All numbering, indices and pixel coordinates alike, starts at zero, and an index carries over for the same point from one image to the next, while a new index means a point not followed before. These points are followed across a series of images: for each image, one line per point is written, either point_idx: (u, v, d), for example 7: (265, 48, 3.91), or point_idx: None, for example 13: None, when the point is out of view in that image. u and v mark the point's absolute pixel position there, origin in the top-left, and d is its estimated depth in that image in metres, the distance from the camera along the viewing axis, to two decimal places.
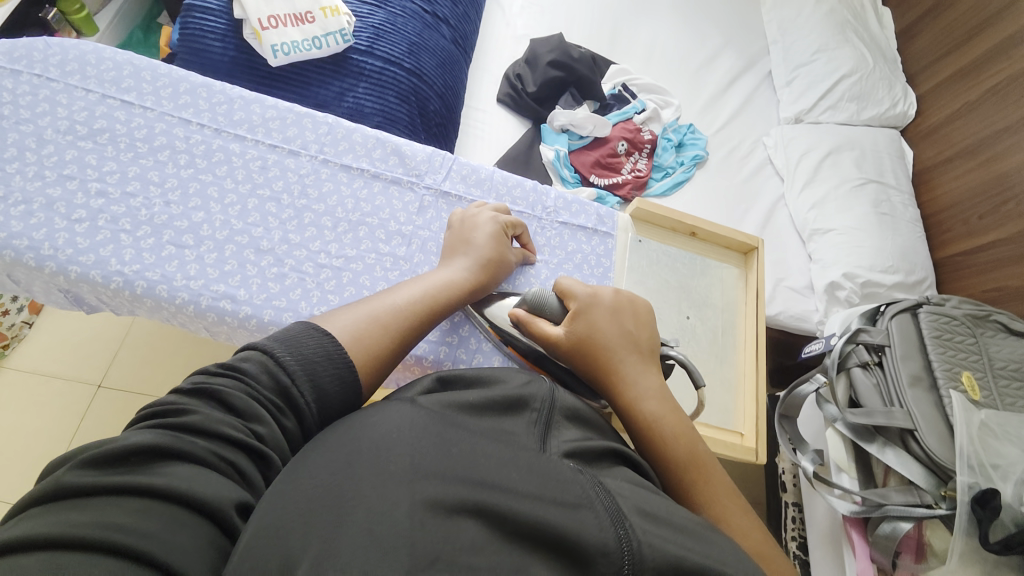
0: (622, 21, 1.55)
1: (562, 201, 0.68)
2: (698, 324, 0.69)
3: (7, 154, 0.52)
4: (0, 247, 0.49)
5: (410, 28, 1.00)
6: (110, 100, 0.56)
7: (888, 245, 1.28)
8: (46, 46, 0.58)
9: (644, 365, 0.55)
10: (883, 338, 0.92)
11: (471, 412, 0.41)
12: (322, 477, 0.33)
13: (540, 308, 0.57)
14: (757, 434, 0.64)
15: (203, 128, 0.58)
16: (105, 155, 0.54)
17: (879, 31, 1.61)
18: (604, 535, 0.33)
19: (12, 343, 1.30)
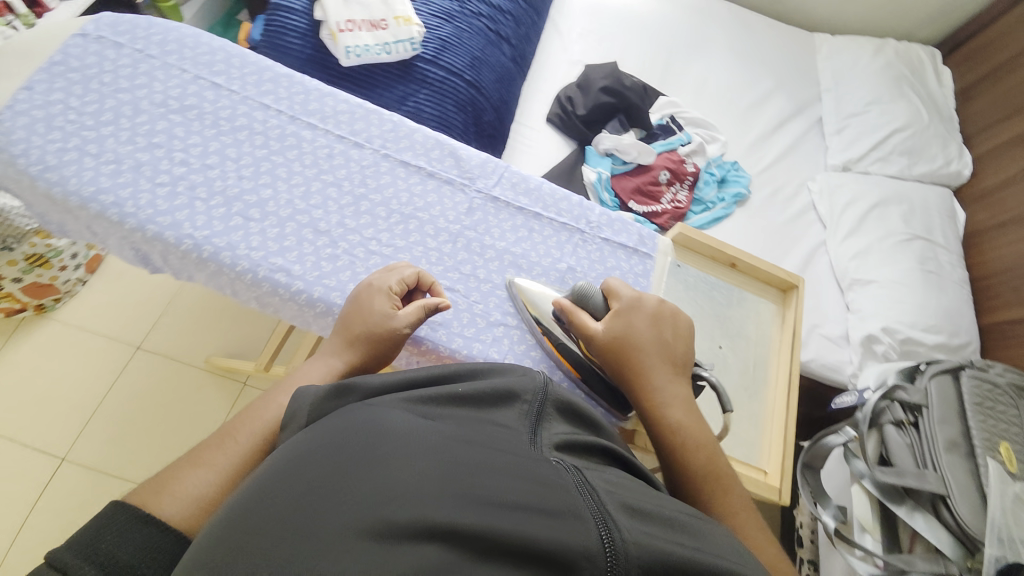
0: (676, 56, 1.58)
1: (607, 218, 0.68)
2: (730, 354, 0.69)
3: (106, 118, 0.57)
4: (89, 200, 0.53)
5: (474, 43, 1.05)
6: (201, 81, 0.61)
7: (931, 304, 1.24)
8: (151, 26, 0.63)
9: (673, 375, 0.56)
10: (920, 398, 0.89)
11: (454, 416, 0.41)
12: (299, 483, 0.33)
13: (584, 301, 0.58)
14: (781, 473, 0.62)
15: (280, 114, 0.62)
16: (191, 128, 0.59)
17: (938, 88, 1.59)
18: (590, 539, 0.31)
19: (65, 298, 1.39)
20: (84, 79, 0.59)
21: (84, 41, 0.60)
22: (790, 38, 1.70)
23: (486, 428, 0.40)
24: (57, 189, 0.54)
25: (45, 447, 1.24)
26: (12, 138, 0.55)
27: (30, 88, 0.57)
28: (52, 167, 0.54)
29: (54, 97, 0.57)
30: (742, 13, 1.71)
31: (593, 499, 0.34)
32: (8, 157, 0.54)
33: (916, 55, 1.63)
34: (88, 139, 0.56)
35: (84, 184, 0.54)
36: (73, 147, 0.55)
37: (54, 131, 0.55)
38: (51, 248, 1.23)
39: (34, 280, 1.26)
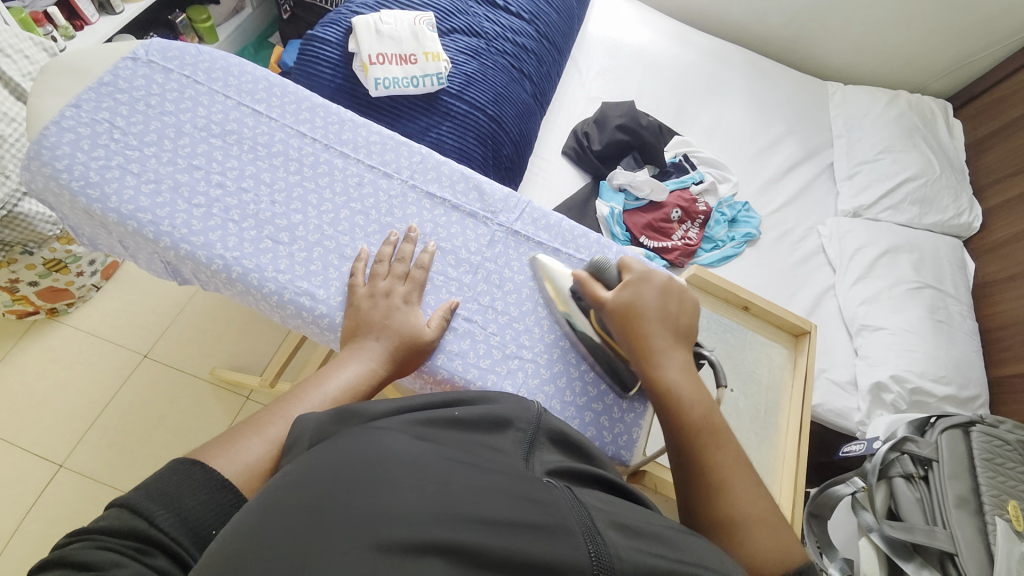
0: (690, 98, 1.63)
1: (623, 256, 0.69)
2: (741, 398, 0.69)
3: (149, 138, 0.59)
4: (127, 217, 0.55)
5: (498, 79, 1.09)
6: (242, 108, 0.64)
7: (942, 354, 1.24)
8: (198, 53, 0.66)
9: (676, 341, 0.58)
10: (931, 452, 0.86)
11: (447, 436, 0.41)
12: (293, 495, 0.33)
13: (599, 273, 0.60)
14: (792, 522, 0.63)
15: (315, 143, 0.64)
16: (229, 152, 0.61)
17: (949, 141, 1.62)
18: (580, 555, 0.32)
19: (77, 303, 1.40)
20: (131, 99, 0.61)
21: (134, 64, 0.63)
22: (802, 86, 1.75)
23: (478, 451, 0.40)
24: (96, 205, 0.55)
25: (44, 452, 1.24)
26: (58, 154, 0.57)
27: (78, 106, 0.59)
28: (94, 183, 0.56)
29: (100, 116, 0.59)
30: (756, 60, 1.77)
31: (585, 515, 0.35)
32: (51, 172, 0.56)
33: (927, 107, 1.67)
34: (130, 158, 0.58)
35: (123, 201, 0.56)
36: (115, 165, 0.57)
37: (98, 149, 0.57)
38: (71, 254, 1.24)
39: (50, 284, 1.26)
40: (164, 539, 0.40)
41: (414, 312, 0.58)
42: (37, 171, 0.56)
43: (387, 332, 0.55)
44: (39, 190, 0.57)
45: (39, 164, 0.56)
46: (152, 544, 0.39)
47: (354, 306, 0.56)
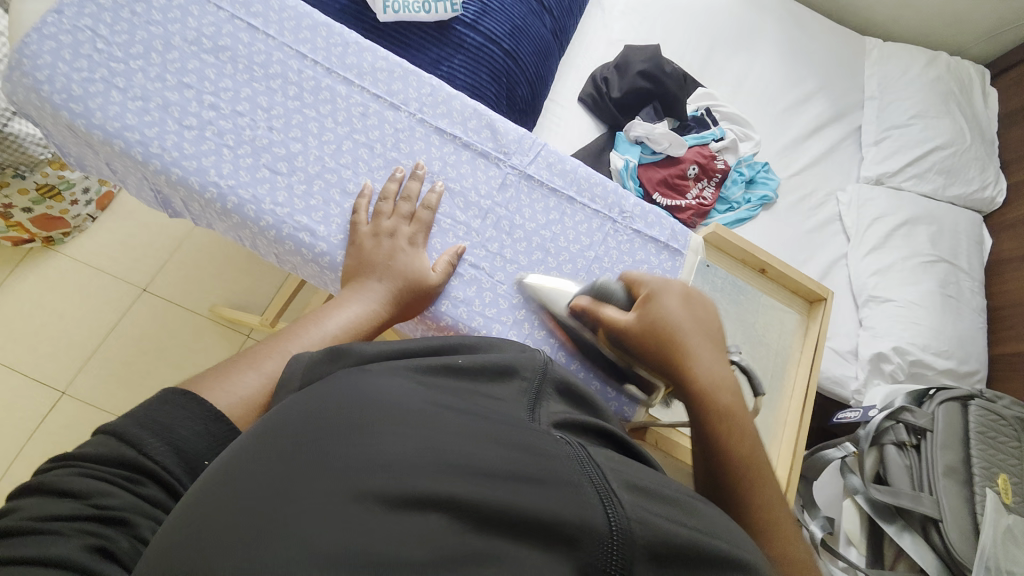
0: (719, 46, 1.52)
1: (640, 208, 0.66)
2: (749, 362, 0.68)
3: (135, 51, 0.54)
4: (113, 135, 0.51)
5: (516, 11, 1.00)
6: (237, 22, 0.58)
7: (947, 329, 1.23)
8: None
9: (711, 352, 0.54)
10: (926, 422, 0.87)
11: (447, 383, 0.40)
12: (285, 435, 0.32)
13: (607, 296, 0.56)
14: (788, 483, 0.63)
15: (316, 66, 0.59)
16: (224, 71, 0.56)
17: (984, 109, 1.53)
18: (587, 513, 0.30)
19: (73, 233, 1.37)
20: (115, 6, 0.55)
21: None
22: (839, 39, 1.63)
23: (479, 401, 0.39)
24: (79, 120, 0.51)
25: (47, 379, 1.26)
26: (37, 63, 0.52)
27: (57, 10, 0.54)
28: (77, 97, 0.51)
29: (82, 23, 0.54)
30: (792, 7, 1.64)
31: (594, 471, 0.33)
32: (31, 83, 0.52)
33: (966, 72, 1.57)
34: (114, 71, 0.53)
35: (108, 118, 0.51)
36: (99, 78, 0.52)
37: (80, 59, 0.53)
38: (63, 180, 1.21)
39: (44, 212, 1.24)
40: (156, 469, 0.39)
41: (420, 255, 0.55)
42: (16, 81, 0.52)
43: (391, 273, 0.52)
44: (20, 102, 0.53)
45: (17, 73, 0.52)
46: (143, 473, 0.38)
47: (356, 244, 0.53)
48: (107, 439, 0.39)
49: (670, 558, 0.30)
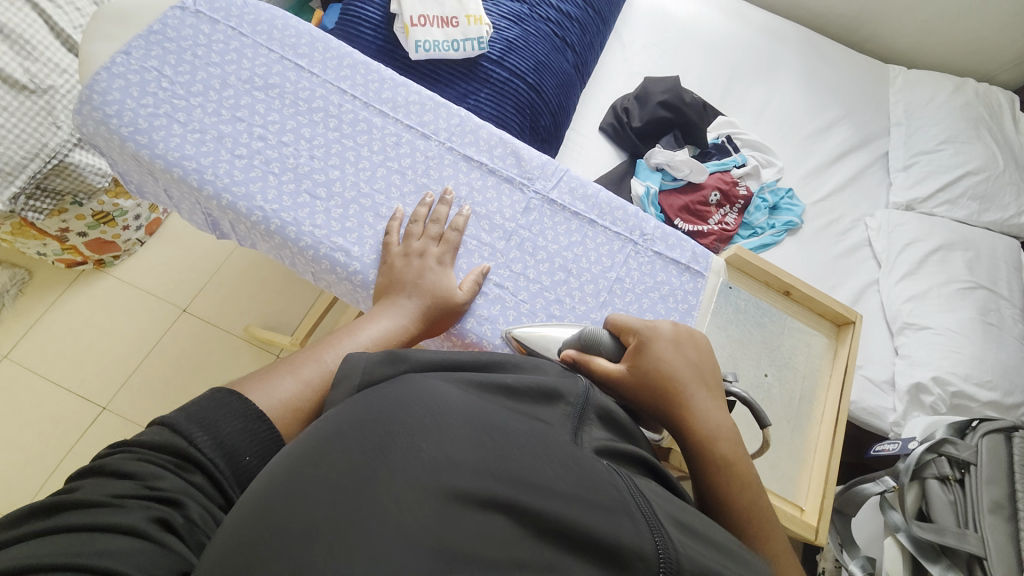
0: (738, 76, 1.55)
1: (661, 231, 0.67)
2: (776, 385, 0.67)
3: (195, 88, 0.60)
4: (173, 164, 0.56)
5: (539, 47, 1.06)
6: (285, 62, 0.64)
7: (990, 359, 1.17)
8: (244, 6, 0.66)
9: (706, 399, 0.53)
10: (969, 454, 0.82)
11: (497, 398, 0.41)
12: (348, 436, 0.33)
13: (597, 346, 0.54)
14: (819, 512, 0.60)
15: (354, 100, 0.64)
16: (272, 105, 0.61)
17: (1016, 135, 1.50)
18: (644, 542, 0.32)
19: (123, 256, 1.47)
20: (178, 49, 0.61)
21: (182, 14, 0.63)
22: (860, 67, 1.64)
23: (531, 417, 0.40)
24: (144, 150, 0.57)
25: (90, 394, 1.32)
26: (108, 99, 0.58)
27: (127, 52, 0.60)
28: (143, 130, 0.57)
29: (149, 64, 0.60)
30: (812, 38, 1.66)
31: (647, 506, 0.35)
32: (101, 117, 0.57)
33: (995, 97, 1.55)
34: (177, 107, 0.58)
35: (169, 149, 0.57)
36: (163, 112, 0.58)
37: (147, 96, 0.58)
38: (118, 207, 1.29)
39: (98, 235, 1.32)
40: (202, 459, 0.42)
41: (445, 272, 0.58)
42: (88, 115, 0.58)
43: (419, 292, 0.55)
44: (90, 135, 0.58)
45: (90, 108, 0.57)
46: (191, 462, 0.42)
47: (387, 264, 0.56)
48: (161, 430, 0.43)
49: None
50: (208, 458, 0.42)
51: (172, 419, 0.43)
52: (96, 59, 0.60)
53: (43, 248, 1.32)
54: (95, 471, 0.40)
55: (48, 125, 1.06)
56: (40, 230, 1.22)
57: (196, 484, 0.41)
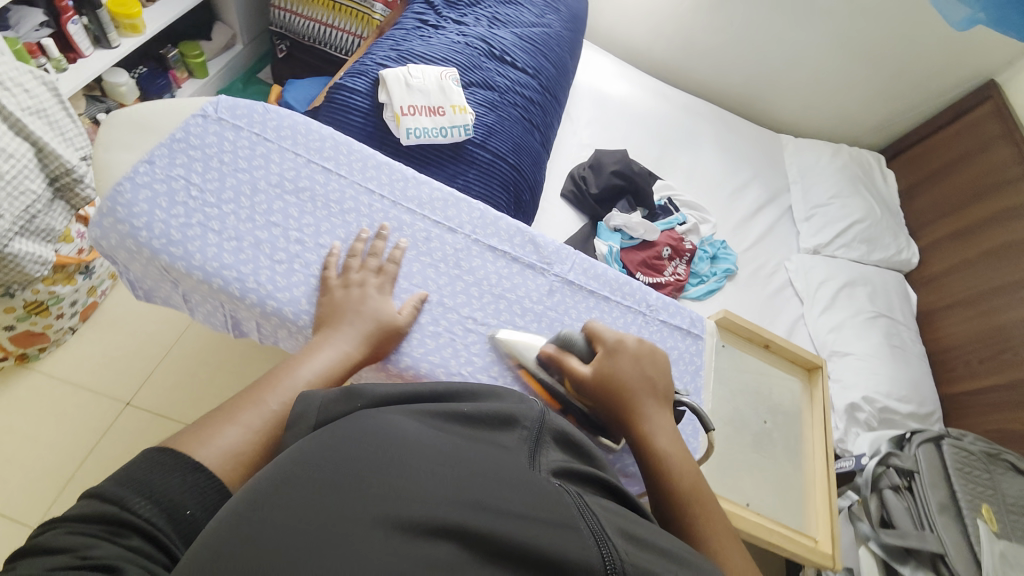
0: (669, 145, 1.79)
1: (662, 301, 0.76)
2: (773, 427, 0.77)
3: (225, 195, 0.60)
4: (212, 275, 0.57)
5: (514, 130, 1.17)
6: (313, 165, 0.66)
7: (901, 375, 1.40)
8: (266, 112, 0.67)
9: (652, 405, 0.60)
10: (911, 464, 0.98)
11: (460, 433, 0.45)
12: (325, 484, 0.37)
13: (572, 346, 0.63)
14: (831, 540, 0.70)
15: (384, 199, 0.68)
16: (305, 208, 0.63)
17: (884, 186, 1.86)
18: (586, 552, 0.36)
19: (50, 348, 1.29)
20: (204, 156, 0.62)
21: (204, 120, 0.64)
22: (761, 137, 1.97)
23: (489, 446, 0.44)
24: (179, 263, 0.57)
25: (16, 514, 1.12)
26: (134, 210, 0.57)
27: (150, 162, 0.60)
28: (177, 242, 0.57)
29: (175, 172, 0.60)
30: (721, 114, 1.98)
31: (594, 517, 0.39)
32: (127, 230, 0.56)
33: (865, 158, 1.92)
34: (209, 215, 0.59)
35: (207, 259, 0.57)
36: (196, 222, 0.58)
37: (177, 207, 0.58)
38: (54, 295, 1.17)
39: (27, 327, 1.17)
40: (138, 520, 0.42)
41: (386, 301, 0.60)
42: (110, 227, 0.56)
43: (359, 320, 0.57)
44: (110, 246, 0.57)
45: (113, 220, 0.56)
46: (126, 526, 0.41)
47: (327, 295, 0.59)
48: (88, 500, 0.42)
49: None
50: (144, 520, 0.42)
51: (101, 487, 0.43)
52: (120, 169, 0.59)
53: None
54: (15, 555, 0.38)
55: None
56: None
57: (132, 545, 0.40)
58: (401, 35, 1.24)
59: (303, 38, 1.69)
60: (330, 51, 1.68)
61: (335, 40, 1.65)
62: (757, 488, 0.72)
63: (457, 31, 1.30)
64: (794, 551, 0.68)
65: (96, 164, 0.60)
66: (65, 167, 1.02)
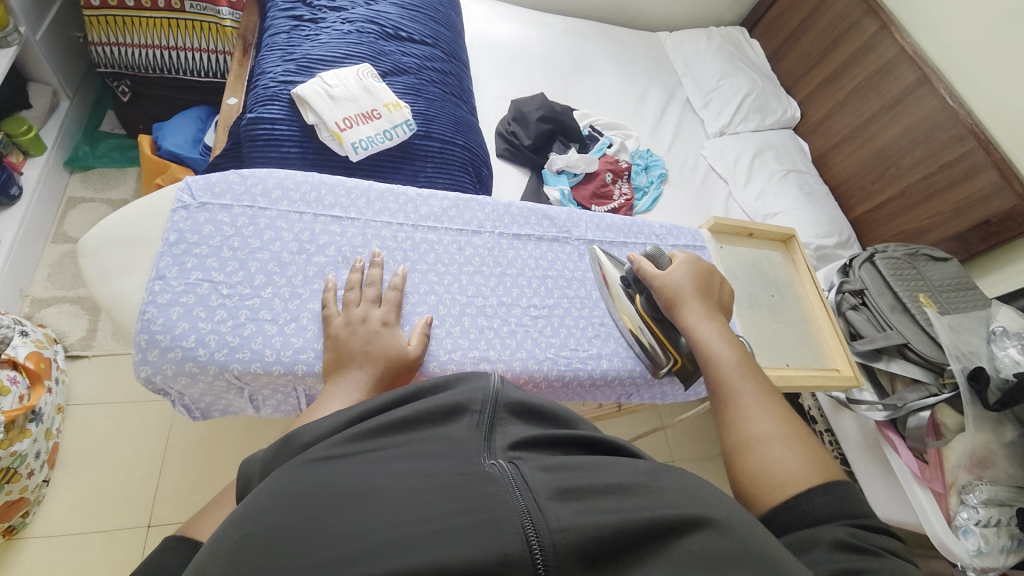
0: (571, 73, 1.82)
1: (666, 229, 0.92)
2: (781, 298, 0.96)
3: (258, 281, 0.62)
4: (293, 363, 0.59)
5: (449, 109, 1.14)
6: (322, 218, 0.68)
7: (821, 216, 1.65)
8: (243, 179, 0.66)
9: (712, 308, 0.74)
10: (860, 285, 1.23)
11: (396, 447, 0.43)
12: (240, 556, 0.34)
13: (653, 258, 0.76)
14: (851, 366, 0.91)
15: (403, 225, 0.72)
16: (339, 260, 0.66)
17: (755, 56, 2.07)
18: (512, 544, 0.35)
19: (31, 509, 1.11)
20: (213, 249, 0.61)
21: (189, 211, 0.62)
22: (643, 41, 2.06)
23: (435, 445, 0.43)
24: (255, 364, 0.58)
25: None
26: (177, 333, 0.57)
27: (162, 277, 0.59)
28: (241, 346, 0.58)
29: (194, 278, 0.60)
30: (602, 29, 2.02)
31: (526, 495, 0.38)
32: (183, 354, 0.57)
33: (733, 35, 2.10)
34: (255, 307, 0.60)
35: (280, 351, 0.59)
36: (246, 319, 0.60)
37: (217, 311, 0.59)
38: (17, 455, 0.98)
39: (4, 500, 0.99)
40: None
41: (396, 332, 0.62)
42: (161, 358, 0.56)
43: (371, 359, 0.57)
44: (170, 378, 0.57)
45: (162, 350, 0.56)
46: None
47: (333, 336, 0.59)
48: None
49: (594, 554, 0.36)
50: None
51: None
52: (135, 294, 0.59)
53: None
54: None
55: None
56: None
57: None
58: (284, 40, 1.11)
59: (146, 70, 1.43)
60: (187, 76, 1.44)
61: (190, 63, 1.41)
62: (789, 351, 0.90)
63: (339, 19, 1.18)
64: (829, 385, 0.88)
65: (105, 300, 0.60)
66: None
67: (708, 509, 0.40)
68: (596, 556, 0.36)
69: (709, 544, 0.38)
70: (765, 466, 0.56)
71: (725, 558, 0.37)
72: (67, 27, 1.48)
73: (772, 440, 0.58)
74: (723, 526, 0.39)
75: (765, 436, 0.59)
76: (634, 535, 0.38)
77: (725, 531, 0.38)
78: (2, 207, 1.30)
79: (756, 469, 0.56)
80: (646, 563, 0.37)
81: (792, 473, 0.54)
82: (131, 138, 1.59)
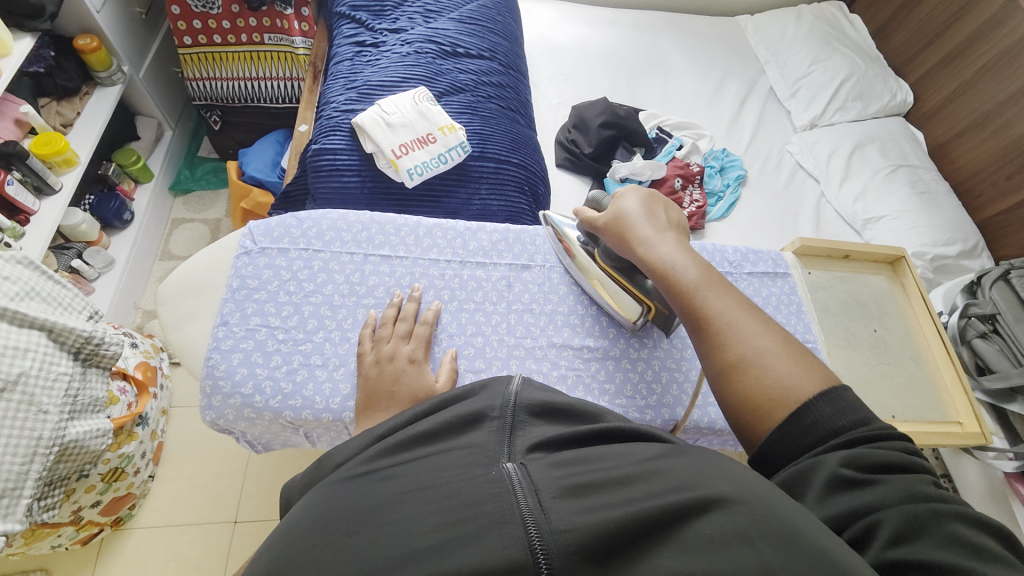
0: (638, 71, 1.70)
1: (741, 255, 0.84)
2: (885, 332, 0.85)
3: (310, 326, 0.69)
4: (340, 410, 0.65)
5: (504, 126, 1.11)
6: (371, 258, 0.75)
7: (940, 220, 1.39)
8: (298, 223, 0.75)
9: (666, 232, 0.67)
10: (991, 308, 1.02)
11: (418, 459, 0.42)
12: None
13: (595, 203, 0.75)
14: (975, 420, 0.78)
15: (451, 263, 0.77)
16: (385, 301, 0.72)
17: (856, 34, 1.81)
18: (516, 551, 0.33)
19: (138, 501, 1.26)
20: (270, 294, 0.70)
21: (250, 256, 0.72)
22: (720, 28, 1.88)
23: (455, 453, 0.42)
24: (305, 410, 0.65)
25: None
26: (237, 379, 0.66)
27: (226, 323, 0.68)
28: (294, 393, 0.66)
29: (253, 323, 0.69)
30: (673, 20, 1.88)
31: (532, 493, 0.36)
32: (241, 400, 0.65)
33: (828, 12, 1.86)
34: (307, 352, 0.68)
35: (327, 398, 0.66)
36: (299, 364, 0.67)
37: (273, 355, 0.67)
38: (124, 456, 1.11)
39: (113, 495, 1.14)
40: None
41: (423, 369, 0.64)
42: (223, 403, 0.65)
43: (396, 399, 0.60)
44: (231, 421, 0.66)
45: (224, 397, 0.65)
46: None
47: (365, 376, 0.63)
48: None
49: (603, 552, 0.34)
50: None
51: None
52: (201, 342, 0.70)
53: (54, 539, 1.10)
54: None
55: (34, 416, 0.79)
56: (51, 524, 1.04)
57: None
58: (347, 68, 1.15)
59: (232, 101, 1.55)
60: (266, 104, 1.55)
61: (268, 91, 1.51)
62: (895, 399, 0.80)
63: (399, 40, 1.18)
64: (949, 443, 0.77)
65: (178, 344, 0.71)
66: (84, 337, 0.88)
67: (719, 488, 0.36)
68: (607, 556, 0.34)
69: (718, 526, 0.34)
70: (760, 389, 0.51)
71: (736, 539, 0.33)
72: (166, 63, 1.64)
73: (763, 359, 0.52)
74: (734, 505, 0.35)
75: (750, 354, 0.53)
76: (644, 529, 0.35)
77: (738, 511, 0.35)
78: (119, 231, 1.49)
79: (750, 393, 0.51)
80: (654, 555, 0.34)
81: (788, 389, 0.50)
82: (222, 161, 1.74)
